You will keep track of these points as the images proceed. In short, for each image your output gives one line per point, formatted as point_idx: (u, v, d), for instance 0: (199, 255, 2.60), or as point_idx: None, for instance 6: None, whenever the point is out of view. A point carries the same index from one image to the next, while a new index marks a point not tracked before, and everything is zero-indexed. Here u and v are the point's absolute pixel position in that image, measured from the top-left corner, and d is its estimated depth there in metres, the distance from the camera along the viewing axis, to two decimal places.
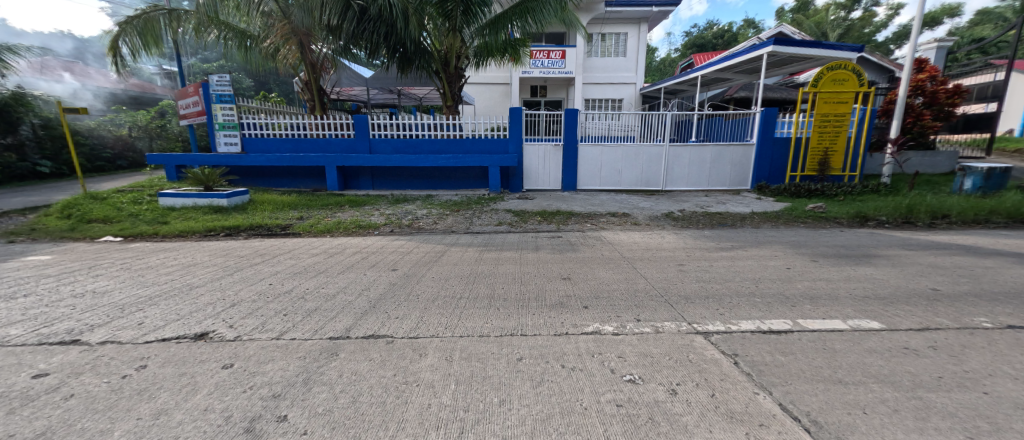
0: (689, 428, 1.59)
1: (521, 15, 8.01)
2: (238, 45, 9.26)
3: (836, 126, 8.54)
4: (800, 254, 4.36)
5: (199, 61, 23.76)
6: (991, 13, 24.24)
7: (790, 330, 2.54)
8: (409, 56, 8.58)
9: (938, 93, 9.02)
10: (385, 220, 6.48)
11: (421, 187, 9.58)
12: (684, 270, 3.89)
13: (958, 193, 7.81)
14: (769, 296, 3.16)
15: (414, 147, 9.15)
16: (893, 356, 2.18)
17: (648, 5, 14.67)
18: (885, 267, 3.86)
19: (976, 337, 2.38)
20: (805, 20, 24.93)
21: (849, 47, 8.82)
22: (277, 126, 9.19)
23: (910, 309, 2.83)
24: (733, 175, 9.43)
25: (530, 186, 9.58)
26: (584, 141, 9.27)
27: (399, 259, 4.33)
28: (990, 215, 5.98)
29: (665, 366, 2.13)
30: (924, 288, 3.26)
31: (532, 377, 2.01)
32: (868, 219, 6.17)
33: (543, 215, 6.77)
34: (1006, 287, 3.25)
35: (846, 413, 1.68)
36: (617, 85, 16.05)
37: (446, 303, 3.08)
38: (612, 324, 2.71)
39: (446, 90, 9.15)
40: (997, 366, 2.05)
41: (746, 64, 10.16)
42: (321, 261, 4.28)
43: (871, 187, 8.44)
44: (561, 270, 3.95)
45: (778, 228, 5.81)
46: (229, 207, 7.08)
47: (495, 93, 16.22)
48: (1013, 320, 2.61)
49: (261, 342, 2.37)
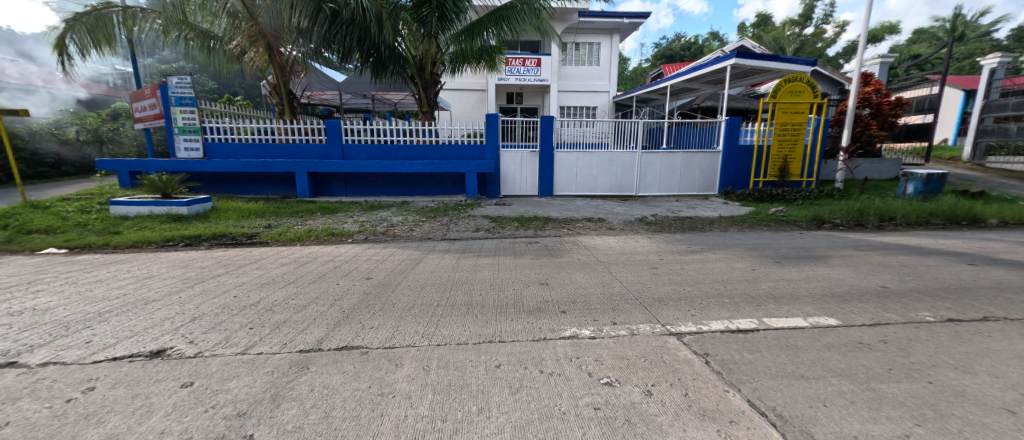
0: (664, 428, 1.65)
1: (496, 21, 7.98)
2: (200, 46, 8.85)
3: (794, 135, 9.08)
4: (763, 257, 4.56)
5: (158, 62, 22.48)
6: (925, 33, 26.80)
7: (756, 329, 2.66)
8: (384, 62, 8.38)
9: (883, 105, 9.77)
10: (359, 227, 6.32)
11: (395, 193, 9.42)
12: (657, 273, 4.00)
13: (902, 196, 8.44)
14: (737, 297, 3.29)
15: (389, 153, 8.98)
16: (849, 350, 2.33)
17: (618, 17, 15.28)
18: (839, 267, 4.12)
19: (921, 331, 2.57)
20: (764, 35, 26.66)
21: (803, 61, 9.36)
22: (243, 131, 8.80)
23: (864, 306, 3.03)
24: (702, 181, 9.79)
25: (507, 192, 9.61)
26: (559, 148, 9.40)
27: (374, 268, 4.22)
28: (930, 218, 6.51)
29: (641, 368, 2.18)
30: (875, 286, 3.51)
31: (511, 384, 2.01)
32: (825, 221, 6.56)
33: (520, 221, 6.79)
34: (944, 284, 3.53)
35: (808, 407, 1.78)
36: (592, 93, 16.42)
37: (422, 312, 3.01)
38: (589, 327, 2.74)
39: (421, 96, 9.05)
40: (939, 357, 2.22)
41: (711, 75, 10.65)
42: (291, 271, 4.11)
43: (826, 192, 8.99)
44: (538, 274, 3.99)
45: (743, 232, 6.10)
46: (189, 215, 6.70)
47: (472, 99, 16.29)
48: (951, 314, 2.84)
49: (224, 358, 2.24)
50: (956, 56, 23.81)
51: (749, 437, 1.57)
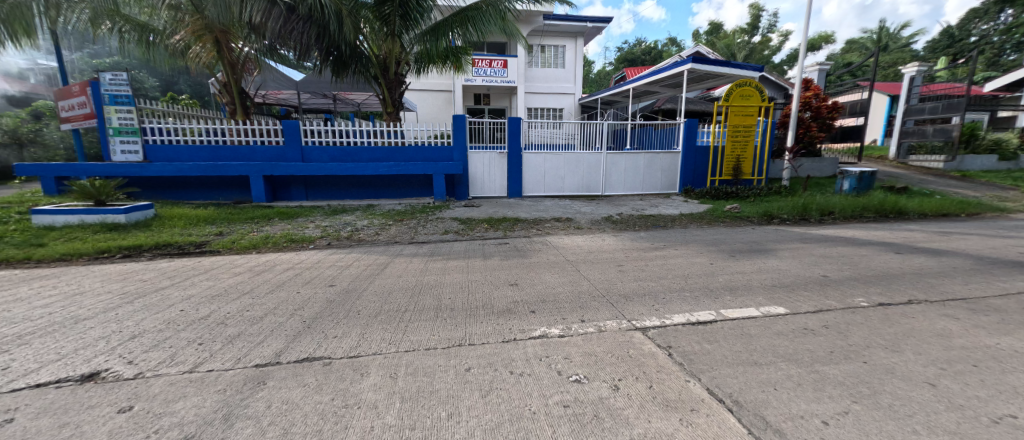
0: (631, 420, 1.70)
1: (460, 23, 7.88)
2: (138, 40, 8.21)
3: (745, 136, 9.67)
4: (719, 251, 4.83)
5: (88, 56, 20.46)
6: (856, 43, 29.47)
7: (714, 320, 2.80)
8: (345, 60, 8.27)
9: (822, 109, 10.67)
10: (321, 232, 6.06)
11: (359, 196, 9.13)
12: (623, 270, 4.12)
13: (839, 192, 9.20)
14: (697, 290, 3.46)
15: (351, 154, 8.65)
16: (796, 336, 2.50)
17: (581, 21, 15.65)
18: (787, 258, 4.44)
19: (856, 315, 2.82)
20: (717, 42, 28.25)
21: (752, 66, 9.98)
22: (189, 132, 8.20)
23: (808, 294, 3.28)
24: (664, 180, 10.22)
25: (476, 193, 9.56)
26: (527, 149, 9.47)
27: (337, 274, 4.06)
28: (863, 212, 7.16)
29: (608, 363, 2.23)
30: (817, 275, 3.81)
31: (481, 387, 2.00)
32: (773, 217, 7.04)
33: (489, 222, 6.78)
34: (875, 271, 3.89)
35: (761, 391, 1.91)
36: (558, 95, 16.70)
37: (389, 318, 2.93)
38: (558, 326, 2.78)
39: (386, 96, 8.75)
40: (872, 338, 2.45)
41: (670, 79, 11.12)
42: (246, 280, 3.87)
43: (775, 189, 9.64)
44: (508, 275, 3.99)
45: (702, 228, 6.43)
46: (128, 224, 6.14)
47: (439, 100, 16.09)
48: (881, 299, 3.14)
49: (170, 378, 2.07)
50: (881, 65, 26.32)
51: (708, 425, 1.66)
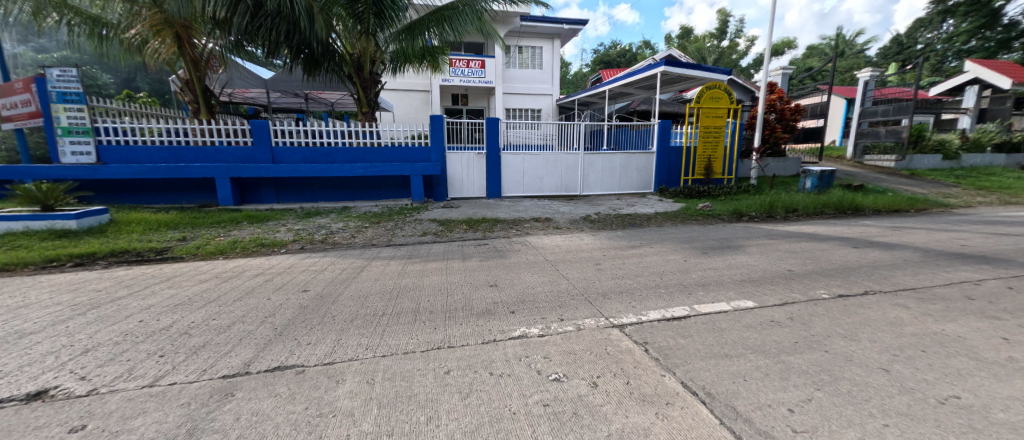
0: (609, 416, 1.73)
1: (437, 22, 7.77)
2: (89, 33, 7.67)
3: (715, 137, 10.03)
4: (692, 249, 4.99)
5: (32, 50, 19.00)
6: (816, 49, 31.11)
7: (688, 315, 2.89)
8: (317, 58, 7.95)
9: (785, 111, 11.20)
10: (294, 236, 5.86)
11: (334, 198, 8.88)
12: (601, 269, 4.19)
13: (803, 190, 9.68)
14: (672, 287, 3.56)
15: (325, 155, 8.41)
16: (764, 328, 2.62)
17: (558, 23, 15.81)
18: (755, 254, 4.64)
19: (819, 306, 2.98)
20: (689, 46, 29.18)
21: (721, 70, 10.37)
22: (148, 132, 7.74)
23: (775, 288, 3.44)
24: (639, 179, 10.46)
25: (454, 194, 9.49)
26: (505, 149, 9.49)
27: (311, 279, 3.93)
28: (824, 208, 7.56)
29: (587, 361, 2.27)
30: (783, 269, 4.00)
31: (461, 389, 1.98)
32: (743, 214, 7.33)
33: (468, 223, 6.74)
34: (835, 265, 4.12)
35: (732, 382, 1.98)
36: (536, 96, 16.81)
37: (366, 322, 2.87)
38: (538, 326, 2.79)
39: (360, 96, 8.67)
40: (833, 328, 2.59)
41: (644, 81, 11.40)
42: (213, 288, 3.69)
43: (744, 188, 10.04)
44: (487, 276, 3.98)
45: (676, 226, 6.62)
46: (80, 230, 5.73)
47: (416, 100, 15.88)
48: (840, 290, 3.33)
49: (127, 393, 1.95)
50: (839, 70, 27.91)
51: (683, 417, 1.71)
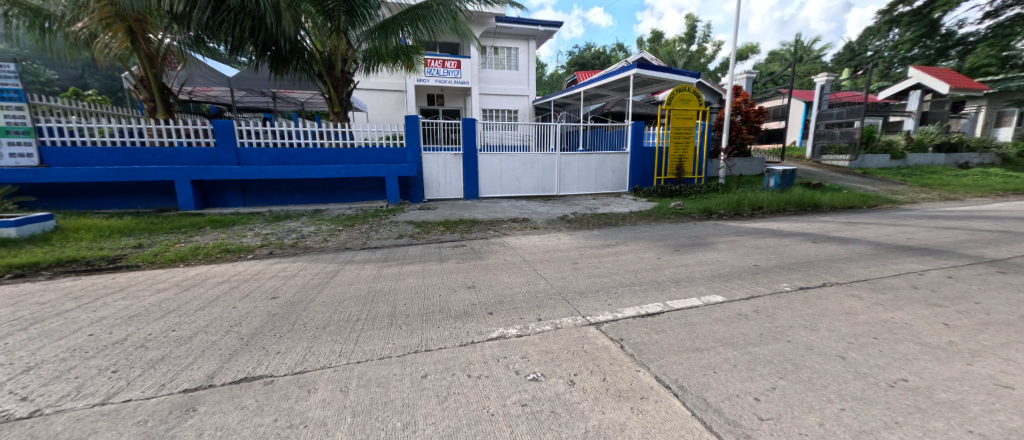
0: (585, 413, 1.76)
1: (412, 21, 7.63)
2: (29, 26, 7.08)
3: (686, 138, 10.38)
4: (665, 246, 5.13)
5: None
6: (777, 55, 32.77)
7: (661, 311, 2.97)
8: (285, 56, 7.62)
9: (750, 113, 11.73)
10: (261, 241, 5.62)
11: (304, 201, 8.59)
12: (578, 268, 4.25)
13: (767, 189, 10.15)
14: (646, 284, 3.65)
15: (294, 157, 8.12)
16: (732, 321, 2.73)
17: (533, 24, 15.92)
18: (724, 250, 4.83)
19: (782, 299, 3.13)
20: (660, 49, 30.06)
21: (690, 73, 10.74)
22: (99, 132, 7.22)
23: (742, 282, 3.59)
24: (615, 179, 10.67)
25: (431, 195, 9.37)
26: (482, 150, 9.46)
27: (280, 285, 3.78)
28: (786, 206, 7.97)
29: (564, 359, 2.29)
30: (749, 264, 4.18)
31: (438, 393, 1.96)
32: (712, 212, 7.62)
33: (446, 225, 6.68)
34: (796, 259, 4.35)
35: (703, 375, 2.05)
36: (512, 97, 16.86)
37: (339, 328, 2.79)
38: (515, 326, 2.80)
39: (332, 95, 8.45)
40: (795, 319, 2.73)
41: (618, 83, 11.65)
42: (172, 297, 3.48)
43: (713, 187, 10.43)
44: (465, 278, 3.96)
45: (650, 225, 6.79)
46: (20, 238, 5.27)
47: (390, 100, 15.60)
48: (801, 283, 3.52)
49: (76, 413, 1.81)
50: (798, 74, 29.49)
51: (657, 411, 1.76)
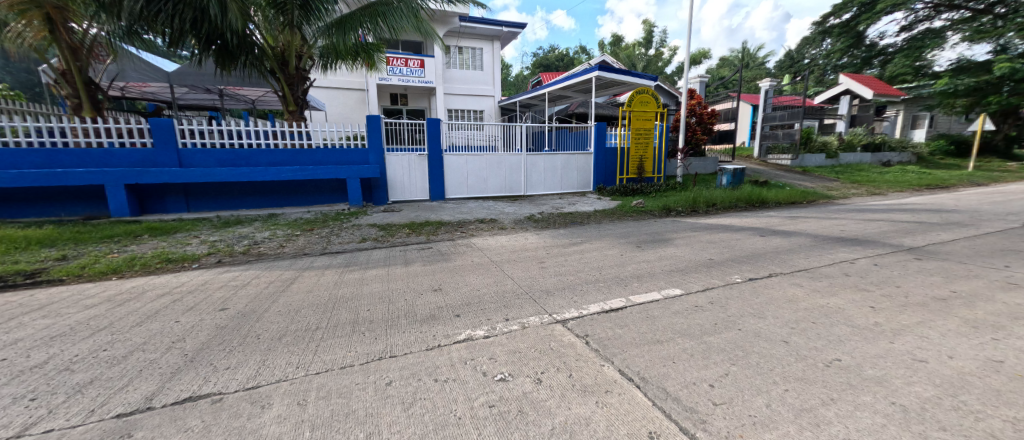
0: (552, 410, 1.79)
1: (371, 17, 7.33)
2: None
3: (646, 138, 10.81)
4: (628, 243, 5.31)
5: None
6: (727, 61, 34.92)
7: (624, 306, 3.07)
8: (232, 51, 7.15)
9: (704, 115, 12.42)
10: (209, 248, 5.24)
11: (257, 205, 8.09)
12: (545, 267, 4.30)
13: (720, 186, 10.77)
14: (610, 280, 3.76)
15: (246, 158, 7.63)
16: (689, 313, 2.88)
17: (497, 25, 15.94)
18: (682, 246, 5.07)
19: (734, 290, 3.34)
20: (620, 53, 31.10)
21: (648, 76, 11.19)
22: (10, 131, 6.40)
23: (698, 275, 3.79)
24: (580, 179, 10.91)
25: (396, 197, 9.14)
26: (448, 151, 9.35)
27: (231, 296, 3.54)
28: (737, 202, 8.50)
29: (531, 358, 2.31)
30: (705, 258, 4.42)
31: (404, 400, 1.91)
32: (671, 209, 7.98)
33: (411, 227, 6.54)
34: (746, 252, 4.65)
35: (664, 366, 2.14)
36: (478, 97, 16.80)
37: (297, 338, 2.64)
38: (483, 327, 2.79)
39: (285, 93, 8.04)
40: (745, 308, 2.92)
41: (581, 85, 11.92)
42: (104, 314, 3.16)
43: (671, 185, 10.92)
44: (431, 281, 3.89)
45: (613, 223, 7.01)
46: None
47: (351, 99, 15.06)
48: (750, 274, 3.77)
49: None
50: (746, 79, 31.57)
51: (621, 403, 1.82)
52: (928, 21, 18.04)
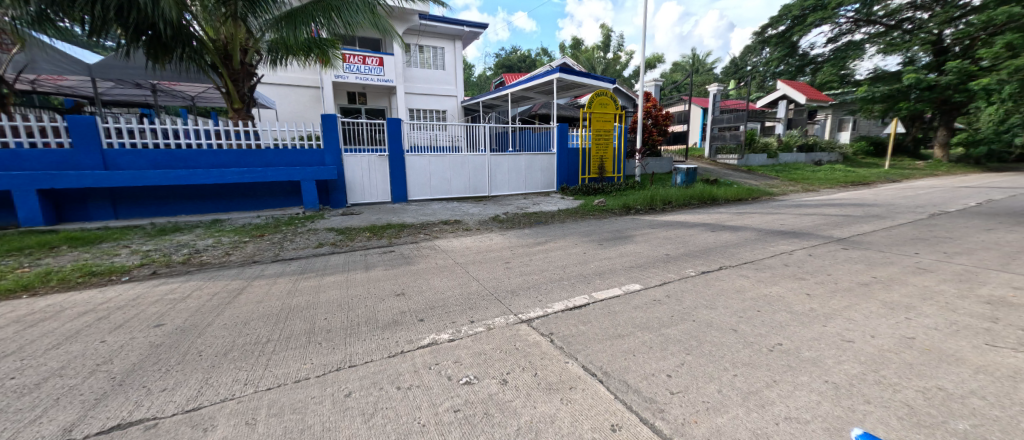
0: (518, 410, 1.79)
1: (324, 11, 6.86)
2: None
3: (606, 139, 11.16)
4: (590, 241, 5.45)
5: None
6: (679, 65, 36.85)
7: (587, 303, 3.14)
8: (166, 43, 6.56)
9: (659, 118, 13.09)
10: (141, 259, 4.75)
11: (199, 210, 7.46)
12: (510, 267, 4.32)
13: (676, 185, 11.34)
14: (573, 278, 3.84)
15: (185, 160, 7.02)
16: (647, 306, 3.00)
17: (459, 24, 15.77)
18: (641, 243, 5.28)
19: (688, 283, 3.52)
20: (579, 55, 31.85)
21: (607, 78, 11.56)
22: None
23: (656, 271, 3.96)
24: (544, 179, 11.06)
25: (356, 199, 8.79)
26: (410, 151, 9.13)
27: (168, 310, 3.23)
28: (691, 200, 8.98)
29: (497, 360, 2.30)
30: (662, 254, 4.63)
31: (364, 411, 1.83)
32: (631, 208, 8.28)
33: (372, 230, 6.32)
34: (699, 247, 4.92)
35: (625, 359, 2.20)
36: (440, 97, 16.57)
37: (245, 353, 2.46)
38: (447, 331, 2.74)
39: (229, 89, 7.48)
40: (698, 300, 3.09)
41: (543, 86, 12.07)
42: (11, 337, 2.77)
43: (631, 184, 11.35)
44: (394, 285, 3.77)
45: (576, 222, 7.16)
46: None
47: (304, 97, 14.32)
48: (703, 268, 3.99)
49: None
50: (696, 83, 33.47)
51: (584, 398, 1.85)
52: (850, 34, 19.95)
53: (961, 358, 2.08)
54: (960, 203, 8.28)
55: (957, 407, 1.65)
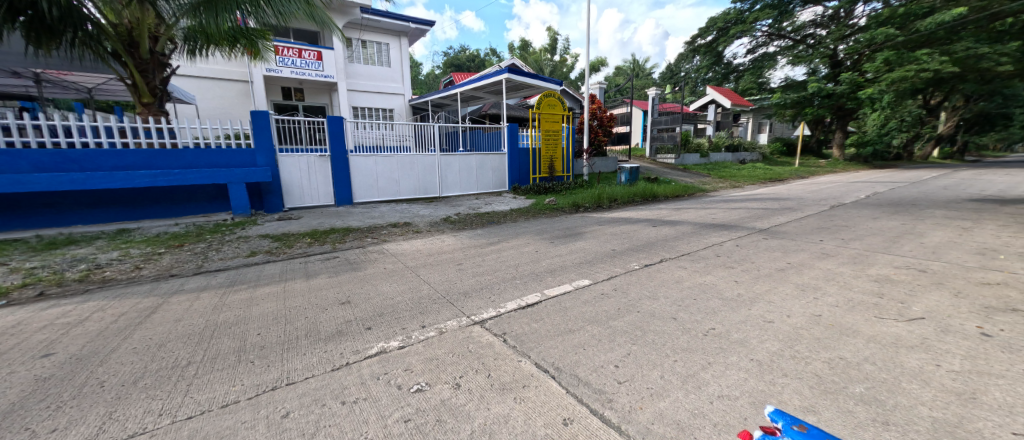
0: (471, 413, 1.76)
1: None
2: None
3: (555, 139, 11.44)
4: (542, 239, 5.54)
5: None
6: (621, 70, 38.80)
7: (539, 301, 3.19)
8: (53, 25, 5.65)
9: (604, 119, 13.66)
10: (22, 279, 4.02)
11: (100, 219, 6.48)
12: (462, 268, 4.26)
13: (621, 183, 11.92)
14: (526, 277, 3.88)
15: (81, 161, 6.08)
16: (596, 301, 3.11)
17: (404, 20, 15.28)
18: (589, 239, 5.47)
19: (633, 276, 3.71)
20: (528, 57, 32.33)
21: (555, 80, 11.85)
22: None
23: (604, 266, 4.12)
24: (496, 179, 11.08)
25: (295, 203, 8.19)
26: (355, 151, 8.68)
27: (61, 337, 2.76)
28: (635, 197, 9.50)
29: (449, 364, 2.25)
30: (609, 250, 4.83)
31: (304, 431, 1.70)
32: (579, 206, 8.57)
33: (314, 235, 5.92)
34: (643, 241, 5.21)
35: (576, 354, 2.26)
36: (386, 95, 15.96)
37: (160, 379, 2.18)
38: (397, 338, 2.64)
39: (136, 81, 6.62)
40: (642, 292, 3.26)
41: (493, 86, 12.08)
42: None
43: (579, 183, 11.75)
44: (338, 293, 3.56)
45: (528, 221, 7.25)
46: None
47: (231, 92, 13.06)
48: (647, 261, 4.22)
49: None
50: (637, 87, 35.43)
51: (537, 396, 1.87)
52: (765, 46, 22.31)
53: (856, 330, 2.40)
54: (853, 195, 9.61)
55: (854, 373, 1.90)
